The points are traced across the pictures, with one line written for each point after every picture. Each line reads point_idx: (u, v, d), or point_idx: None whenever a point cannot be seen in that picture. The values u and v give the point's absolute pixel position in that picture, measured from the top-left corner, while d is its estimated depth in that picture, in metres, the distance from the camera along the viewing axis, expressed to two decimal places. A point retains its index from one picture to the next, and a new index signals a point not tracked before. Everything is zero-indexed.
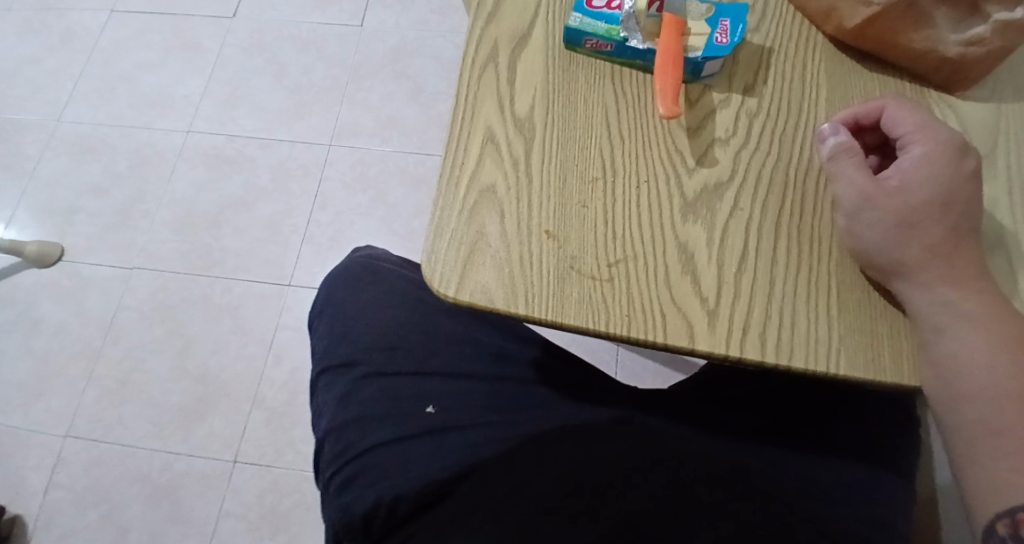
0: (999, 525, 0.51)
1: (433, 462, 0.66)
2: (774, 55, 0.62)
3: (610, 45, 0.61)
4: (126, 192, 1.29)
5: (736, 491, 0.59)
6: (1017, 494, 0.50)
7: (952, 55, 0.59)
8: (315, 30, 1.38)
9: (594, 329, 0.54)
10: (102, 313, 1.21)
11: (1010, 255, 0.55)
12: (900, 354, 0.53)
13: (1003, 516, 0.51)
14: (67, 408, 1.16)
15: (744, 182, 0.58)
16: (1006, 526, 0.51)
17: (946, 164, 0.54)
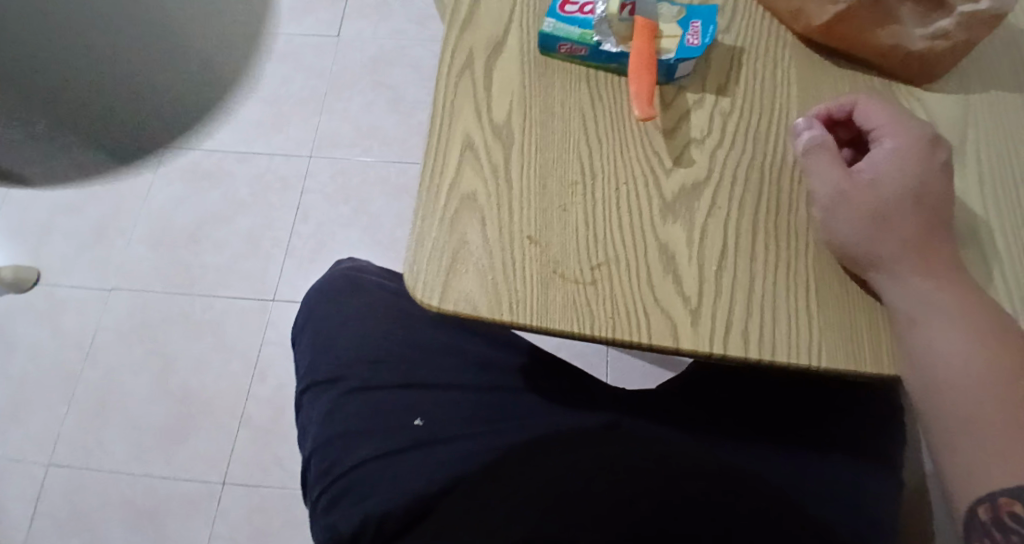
0: (980, 510, 0.51)
1: (421, 474, 0.65)
2: (745, 55, 0.63)
3: (585, 49, 0.61)
4: (101, 210, 1.27)
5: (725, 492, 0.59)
6: (999, 478, 0.50)
7: (919, 49, 0.60)
8: (291, 41, 1.38)
9: (579, 333, 0.55)
10: (80, 335, 1.19)
11: (983, 245, 0.57)
12: (879, 346, 0.54)
13: (983, 501, 0.50)
14: (47, 435, 1.14)
15: (721, 181, 0.59)
16: (987, 510, 0.50)
17: (917, 157, 0.55)
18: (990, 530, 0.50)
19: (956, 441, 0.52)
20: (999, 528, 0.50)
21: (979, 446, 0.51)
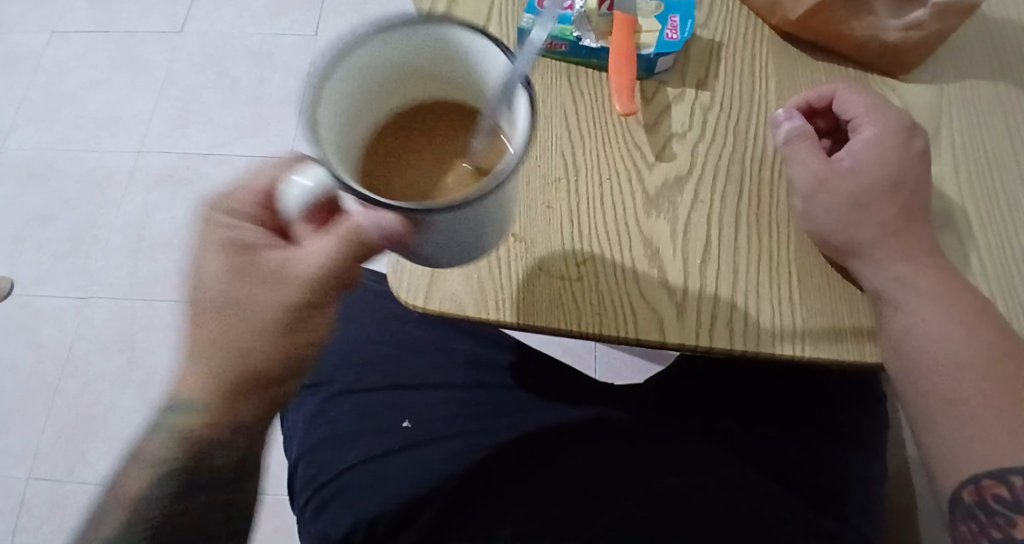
0: (965, 492, 0.51)
1: (409, 477, 0.65)
2: (724, 49, 0.63)
3: (565, 45, 0.61)
4: (75, 218, 1.26)
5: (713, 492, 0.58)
6: (980, 460, 0.51)
7: (893, 41, 0.60)
8: (268, 41, 1.36)
9: (566, 329, 0.55)
10: (57, 345, 1.18)
11: (959, 232, 0.57)
12: (860, 334, 0.54)
13: (967, 483, 0.51)
14: (27, 448, 1.13)
15: (703, 174, 0.59)
16: (971, 493, 0.51)
17: (894, 145, 0.56)
18: (975, 511, 0.50)
19: (939, 427, 0.52)
20: (984, 509, 0.50)
21: (964, 430, 0.51)
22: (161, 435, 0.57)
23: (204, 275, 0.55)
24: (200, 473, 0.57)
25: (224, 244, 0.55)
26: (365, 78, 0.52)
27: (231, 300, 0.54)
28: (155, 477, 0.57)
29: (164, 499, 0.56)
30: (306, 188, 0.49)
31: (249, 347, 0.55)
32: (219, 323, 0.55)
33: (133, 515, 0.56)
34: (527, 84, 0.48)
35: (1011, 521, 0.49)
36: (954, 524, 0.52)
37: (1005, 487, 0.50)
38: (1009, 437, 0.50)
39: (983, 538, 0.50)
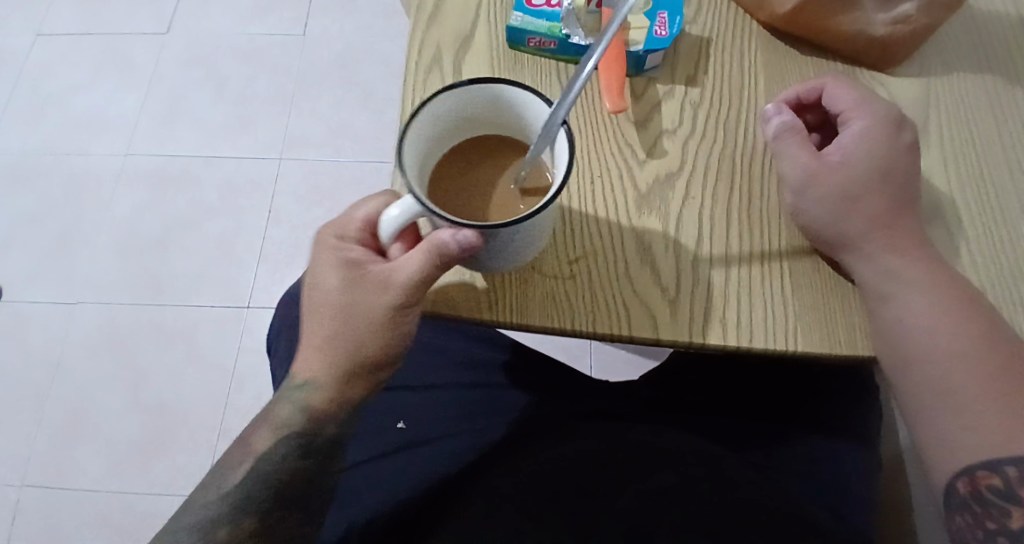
0: (958, 483, 0.51)
1: (404, 479, 0.65)
2: (712, 45, 0.63)
3: (554, 42, 0.61)
4: (63, 222, 1.25)
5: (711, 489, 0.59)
6: (972, 451, 0.51)
7: (881, 35, 0.61)
8: (255, 40, 1.35)
9: (560, 328, 0.55)
10: (47, 351, 1.17)
11: (949, 224, 0.58)
12: (853, 328, 0.55)
13: (961, 475, 0.51)
14: (19, 455, 1.12)
15: (693, 171, 0.59)
16: (965, 484, 0.51)
17: (884, 138, 0.56)
18: (969, 503, 0.51)
19: (932, 418, 0.53)
20: (978, 500, 0.50)
21: (956, 421, 0.52)
22: (280, 410, 0.59)
23: (316, 286, 0.57)
24: (313, 445, 0.59)
25: (332, 258, 0.57)
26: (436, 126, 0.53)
27: (341, 303, 0.56)
28: (273, 445, 0.59)
29: (280, 464, 0.58)
30: (396, 213, 0.51)
31: (360, 345, 0.56)
32: (329, 321, 0.56)
33: (253, 477, 0.58)
34: (565, 128, 0.49)
35: (1005, 512, 0.49)
36: (949, 517, 0.52)
37: (998, 477, 0.50)
38: (1000, 426, 0.50)
39: (979, 529, 0.49)
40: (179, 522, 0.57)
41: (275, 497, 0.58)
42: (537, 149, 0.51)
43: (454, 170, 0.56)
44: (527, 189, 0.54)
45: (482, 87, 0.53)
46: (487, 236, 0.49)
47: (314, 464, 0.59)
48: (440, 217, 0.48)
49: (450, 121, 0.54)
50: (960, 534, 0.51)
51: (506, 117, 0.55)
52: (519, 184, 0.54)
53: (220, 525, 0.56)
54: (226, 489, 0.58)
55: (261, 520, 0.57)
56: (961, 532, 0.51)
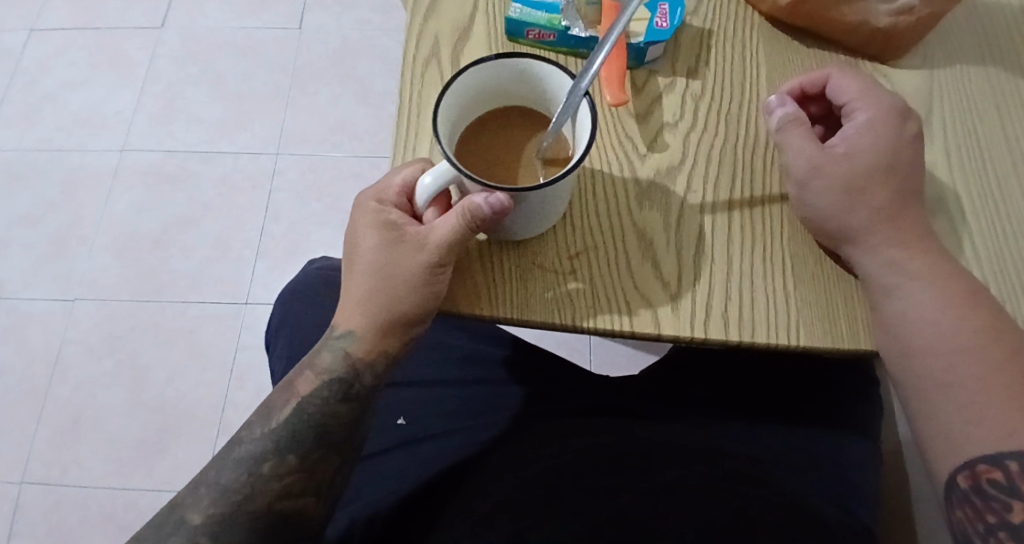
0: (960, 478, 0.50)
1: (408, 474, 0.65)
2: (714, 36, 0.63)
3: (553, 34, 0.61)
4: (60, 220, 1.24)
5: (710, 488, 0.59)
6: (974, 446, 0.50)
7: (884, 26, 0.60)
8: (251, 35, 1.34)
9: (560, 323, 0.54)
10: (46, 350, 1.16)
11: (952, 217, 0.57)
12: (855, 321, 0.54)
13: (962, 468, 0.50)
14: (19, 453, 1.12)
15: (695, 164, 0.59)
16: (966, 478, 0.50)
17: (889, 129, 0.55)
18: (970, 496, 0.50)
19: (932, 411, 0.52)
20: (979, 495, 0.49)
21: (959, 413, 0.51)
22: (322, 354, 0.56)
23: (355, 245, 0.55)
24: (354, 390, 0.56)
25: (370, 217, 0.55)
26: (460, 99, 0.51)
27: (382, 258, 0.54)
28: (316, 389, 0.56)
29: (323, 407, 0.56)
30: (429, 181, 0.50)
31: (399, 300, 0.54)
32: (371, 275, 0.54)
33: (296, 417, 0.55)
34: (588, 98, 0.48)
35: (1006, 507, 0.48)
36: (950, 510, 0.51)
37: (1000, 471, 0.49)
38: (1002, 420, 0.50)
39: (980, 523, 0.49)
40: (225, 456, 0.55)
41: (318, 438, 0.55)
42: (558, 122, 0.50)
43: (477, 143, 0.54)
44: (548, 159, 0.53)
45: (506, 64, 0.52)
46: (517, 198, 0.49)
47: (356, 410, 0.56)
48: (472, 179, 0.48)
49: (473, 95, 0.52)
50: (960, 527, 0.50)
51: (528, 91, 0.54)
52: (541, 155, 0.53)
53: (265, 461, 0.54)
54: (272, 426, 0.55)
55: (305, 460, 0.55)
56: (961, 526, 0.50)
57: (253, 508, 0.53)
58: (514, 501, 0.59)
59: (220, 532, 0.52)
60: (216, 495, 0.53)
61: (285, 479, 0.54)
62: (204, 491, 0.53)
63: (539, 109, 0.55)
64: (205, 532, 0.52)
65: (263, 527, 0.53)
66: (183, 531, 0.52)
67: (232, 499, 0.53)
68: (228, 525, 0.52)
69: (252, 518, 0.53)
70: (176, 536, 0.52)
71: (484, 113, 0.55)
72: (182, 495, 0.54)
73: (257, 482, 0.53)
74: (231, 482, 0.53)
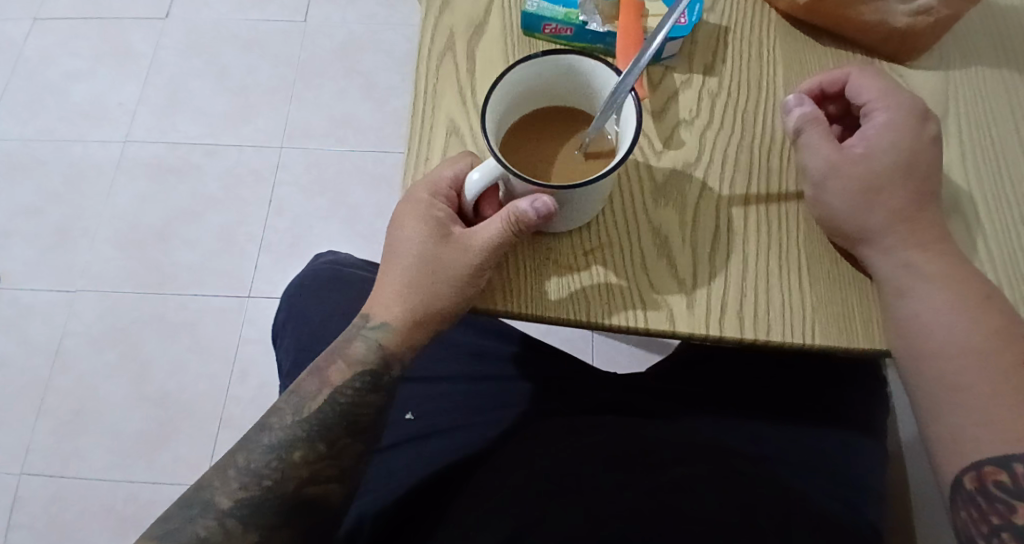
0: (966, 479, 0.50)
1: (416, 469, 0.66)
2: (731, 34, 0.62)
3: (570, 29, 0.60)
4: (62, 212, 1.23)
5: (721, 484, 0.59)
6: (982, 447, 0.50)
7: (902, 26, 0.59)
8: (256, 28, 1.34)
9: (575, 319, 0.54)
10: (47, 342, 1.16)
11: (967, 218, 0.57)
12: (870, 319, 0.54)
13: (969, 469, 0.50)
14: (19, 445, 1.11)
15: (711, 162, 0.58)
16: (973, 479, 0.50)
17: (907, 129, 0.55)
18: (975, 497, 0.49)
19: (940, 412, 0.52)
20: (986, 497, 0.49)
21: (969, 415, 0.51)
22: (355, 344, 0.56)
23: (401, 238, 0.55)
24: (384, 381, 0.56)
25: (419, 210, 0.54)
26: (502, 102, 0.51)
27: (427, 254, 0.54)
28: (346, 380, 0.55)
29: (353, 397, 0.55)
30: (477, 176, 0.51)
31: (438, 297, 0.54)
32: (413, 270, 0.54)
33: (327, 406, 0.55)
34: (634, 94, 0.48)
35: (1011, 508, 0.48)
36: (954, 511, 0.51)
37: (1006, 473, 0.49)
38: (1011, 422, 0.50)
39: (983, 524, 0.49)
40: (254, 441, 0.54)
41: (347, 427, 0.55)
42: (602, 117, 0.50)
43: (520, 139, 0.54)
44: (590, 154, 0.53)
45: (547, 63, 0.51)
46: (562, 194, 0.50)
47: (384, 401, 0.56)
48: (520, 178, 0.49)
49: (514, 95, 0.52)
50: (965, 528, 0.50)
51: (574, 89, 0.53)
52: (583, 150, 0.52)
53: (294, 447, 0.54)
54: (302, 414, 0.55)
55: (333, 447, 0.54)
56: (965, 527, 0.50)
57: (282, 493, 0.53)
58: (520, 498, 0.59)
59: (248, 515, 0.52)
60: (246, 479, 0.53)
61: (315, 465, 0.54)
62: (233, 474, 0.53)
63: (578, 107, 0.54)
64: (234, 515, 0.51)
65: (291, 511, 0.53)
66: (210, 514, 0.52)
67: (262, 483, 0.52)
68: (257, 508, 0.52)
69: (281, 503, 0.52)
70: (204, 519, 0.51)
71: (526, 112, 0.54)
72: (208, 477, 0.53)
73: (286, 468, 0.53)
74: (260, 467, 0.53)
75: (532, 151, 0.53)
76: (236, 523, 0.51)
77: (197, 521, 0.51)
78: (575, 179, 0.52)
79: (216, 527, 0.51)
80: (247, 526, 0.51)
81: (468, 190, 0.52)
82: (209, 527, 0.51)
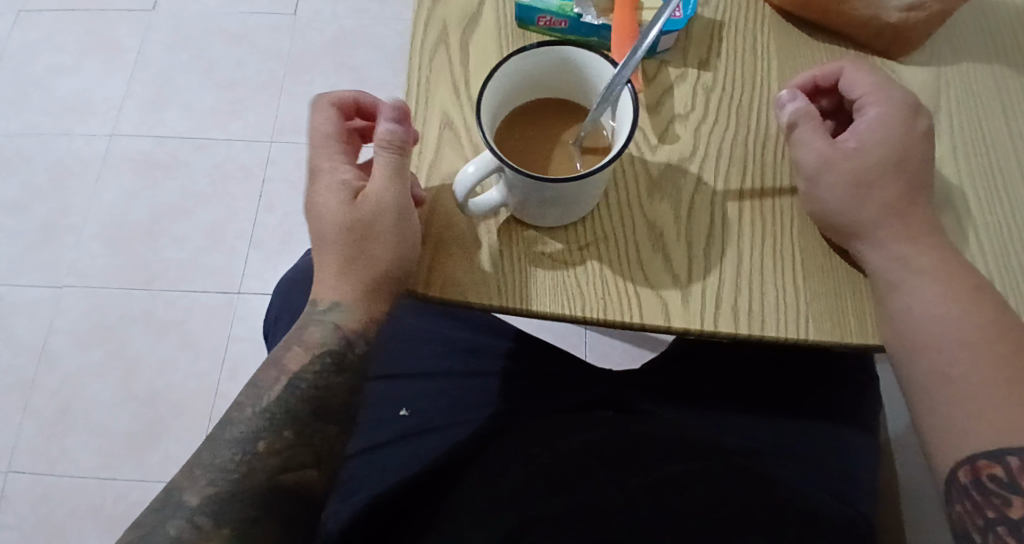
0: (960, 472, 0.50)
1: (408, 467, 0.66)
2: (725, 28, 0.62)
3: (565, 22, 0.60)
4: (47, 207, 1.22)
5: (714, 485, 0.59)
6: (976, 440, 0.50)
7: (895, 21, 0.60)
8: (245, 22, 1.32)
9: (570, 314, 0.54)
10: (33, 339, 1.14)
11: (959, 213, 0.57)
12: (864, 314, 0.54)
13: (963, 463, 0.50)
14: (5, 444, 1.10)
15: (706, 156, 0.58)
16: (967, 472, 0.50)
17: (899, 124, 0.55)
18: (969, 489, 0.50)
19: (933, 406, 0.52)
20: (979, 488, 0.49)
21: (962, 408, 0.51)
22: (310, 329, 0.56)
23: (318, 213, 0.56)
24: (346, 360, 0.57)
25: (327, 182, 0.56)
26: (499, 93, 0.51)
27: (347, 217, 0.55)
28: (306, 365, 0.56)
29: (315, 382, 0.56)
30: (472, 169, 0.50)
31: (377, 256, 0.54)
32: (343, 236, 0.55)
33: (289, 393, 0.55)
34: (630, 87, 0.48)
35: (1007, 502, 0.47)
36: (950, 505, 0.51)
37: (1000, 467, 0.49)
38: (1002, 415, 0.50)
39: (979, 517, 0.48)
40: (218, 437, 0.54)
41: (313, 411, 0.55)
42: (598, 109, 0.49)
43: (516, 133, 0.53)
44: (586, 149, 0.53)
45: (544, 55, 0.51)
46: (557, 187, 0.49)
47: (350, 381, 0.57)
48: (515, 170, 0.48)
49: (511, 87, 0.52)
50: (961, 521, 0.49)
51: (569, 81, 0.53)
52: (579, 144, 0.52)
53: (260, 438, 0.53)
54: (264, 405, 0.55)
55: (303, 433, 0.54)
56: (961, 522, 0.49)
57: (253, 484, 0.52)
58: (517, 497, 0.58)
59: (221, 510, 0.51)
60: (215, 475, 0.52)
61: (284, 453, 0.54)
62: (200, 472, 0.52)
63: (574, 102, 0.54)
64: (204, 513, 0.50)
65: (265, 502, 0.52)
66: (181, 513, 0.50)
67: (231, 477, 0.52)
68: (229, 502, 0.51)
69: (255, 494, 0.52)
70: (175, 519, 0.50)
71: (521, 106, 0.54)
72: (175, 480, 0.52)
73: (254, 459, 0.53)
74: (228, 462, 0.52)
75: (527, 144, 0.53)
76: (208, 520, 0.50)
77: (169, 522, 0.50)
78: (572, 173, 0.52)
79: (188, 526, 0.50)
80: (221, 521, 0.50)
81: (457, 186, 0.51)
82: (181, 527, 0.50)
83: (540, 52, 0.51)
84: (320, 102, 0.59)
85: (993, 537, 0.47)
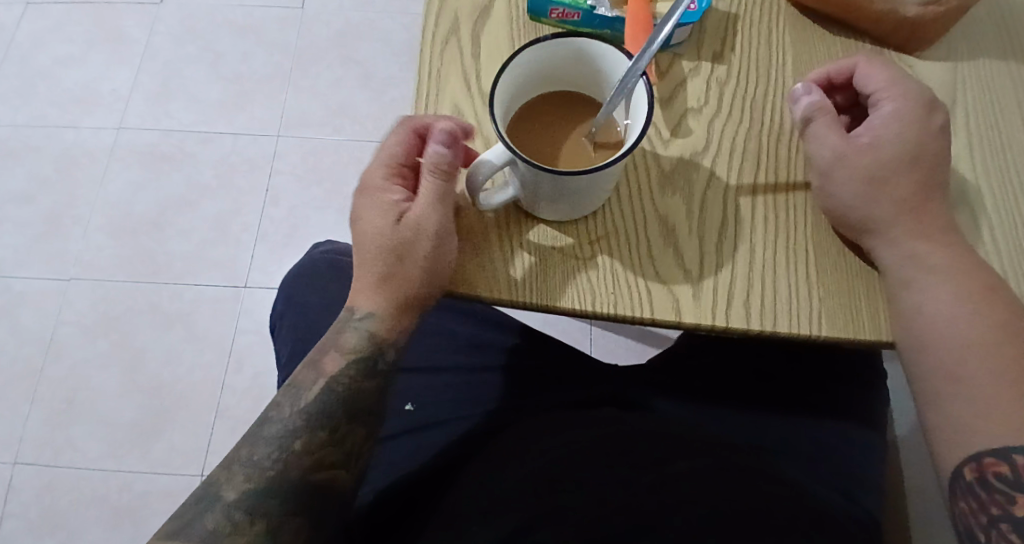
0: (965, 469, 0.50)
1: (413, 461, 0.66)
2: (740, 21, 0.62)
3: (578, 14, 0.60)
4: (53, 199, 1.22)
5: (718, 486, 0.58)
6: (982, 438, 0.50)
7: (911, 15, 0.59)
8: (252, 15, 1.32)
9: (580, 310, 0.54)
10: (40, 331, 1.14)
11: (974, 210, 0.57)
12: (877, 311, 0.53)
13: (968, 461, 0.50)
14: (12, 435, 1.10)
15: (719, 150, 0.58)
16: (972, 470, 0.50)
17: (915, 119, 0.55)
18: (975, 488, 0.49)
19: (940, 404, 0.52)
20: (984, 487, 0.49)
21: (970, 405, 0.50)
22: (346, 334, 0.56)
23: (359, 230, 0.56)
24: (378, 366, 0.56)
25: (374, 201, 0.56)
26: (512, 85, 0.51)
27: (387, 237, 0.55)
28: (342, 369, 0.55)
29: (349, 385, 0.55)
30: (486, 161, 0.50)
31: (413, 278, 0.54)
32: (387, 259, 0.55)
33: (324, 395, 0.55)
34: (645, 79, 0.47)
35: (1012, 500, 0.48)
36: (953, 502, 0.51)
37: (1006, 465, 0.49)
38: (1011, 414, 0.49)
39: (983, 515, 0.49)
40: (256, 435, 0.54)
41: (346, 412, 0.55)
42: (612, 102, 0.49)
43: (528, 126, 0.53)
44: (599, 142, 0.52)
45: (557, 46, 0.51)
46: (571, 180, 0.49)
47: (381, 385, 0.57)
48: (528, 163, 0.48)
49: (524, 78, 0.51)
50: (964, 518, 0.50)
51: (582, 74, 0.52)
52: (591, 138, 0.52)
53: (295, 438, 0.53)
54: (300, 404, 0.54)
55: (335, 434, 0.54)
56: (965, 520, 0.50)
57: (287, 482, 0.52)
58: (522, 496, 0.58)
59: (256, 505, 0.51)
60: (251, 471, 0.52)
61: (316, 453, 0.53)
62: (237, 468, 0.52)
63: (586, 94, 0.54)
64: (240, 508, 0.51)
65: (297, 500, 0.52)
66: (218, 508, 0.51)
67: (267, 474, 0.52)
68: (263, 499, 0.51)
69: (288, 491, 0.52)
70: (211, 513, 0.51)
71: (534, 99, 0.54)
72: (215, 475, 0.53)
73: (288, 458, 0.53)
74: (264, 459, 0.52)
75: (540, 138, 0.52)
76: (244, 516, 0.51)
77: (205, 516, 0.51)
78: (586, 167, 0.51)
79: (224, 520, 0.50)
80: (255, 516, 0.51)
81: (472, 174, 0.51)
82: (218, 520, 0.50)
83: (554, 44, 0.50)
84: (403, 123, 0.57)
85: (998, 533, 0.48)
